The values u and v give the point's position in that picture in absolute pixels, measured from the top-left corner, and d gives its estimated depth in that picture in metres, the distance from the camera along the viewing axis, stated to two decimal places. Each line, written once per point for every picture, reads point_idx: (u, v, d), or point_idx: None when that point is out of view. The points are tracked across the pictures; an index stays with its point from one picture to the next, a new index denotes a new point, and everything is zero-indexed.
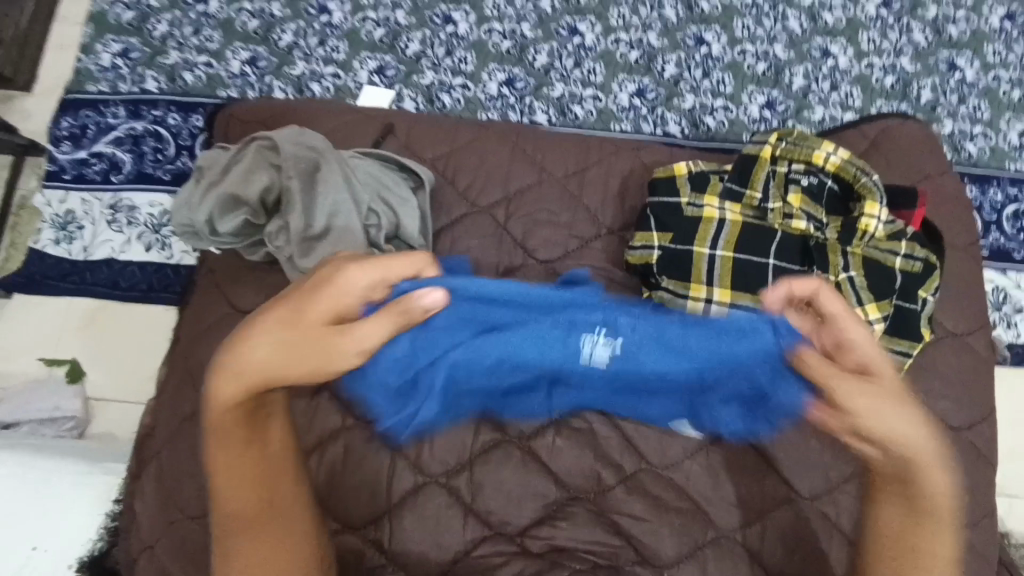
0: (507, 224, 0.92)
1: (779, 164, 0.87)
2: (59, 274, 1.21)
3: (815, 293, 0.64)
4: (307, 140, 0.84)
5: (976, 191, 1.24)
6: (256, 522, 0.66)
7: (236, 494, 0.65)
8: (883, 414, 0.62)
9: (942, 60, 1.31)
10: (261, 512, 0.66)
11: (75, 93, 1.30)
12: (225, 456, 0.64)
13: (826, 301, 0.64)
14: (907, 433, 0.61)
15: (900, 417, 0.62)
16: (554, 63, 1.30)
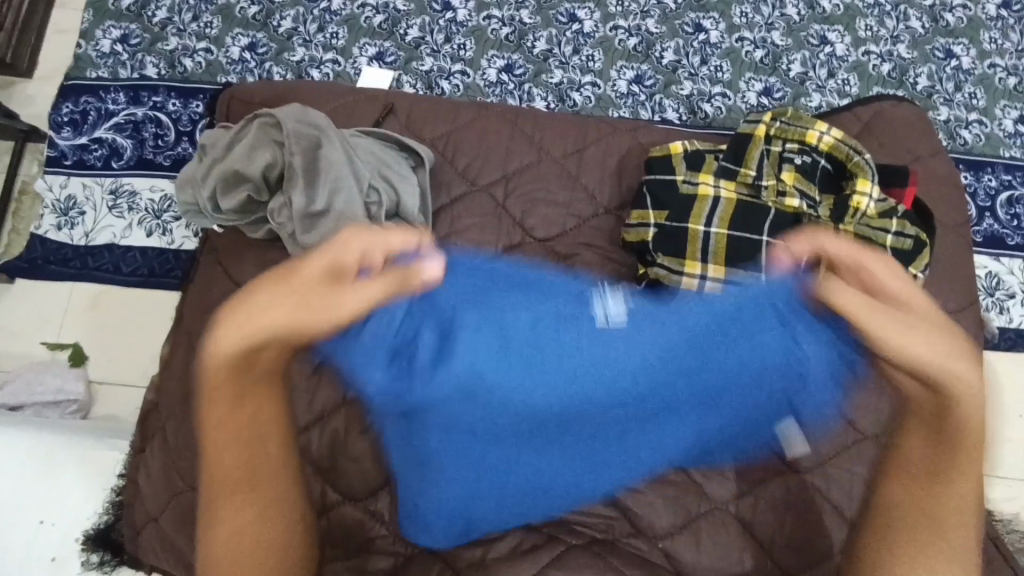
0: (505, 203, 0.93)
1: (773, 144, 0.89)
2: (63, 258, 1.22)
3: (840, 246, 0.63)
4: (309, 117, 0.86)
5: (971, 178, 1.25)
6: (244, 493, 0.61)
7: (225, 459, 0.60)
8: (910, 336, 0.58)
9: (938, 47, 1.32)
10: (251, 474, 0.61)
11: (75, 79, 1.31)
12: (224, 430, 0.58)
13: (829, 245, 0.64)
14: (936, 357, 0.58)
15: (935, 336, 0.58)
16: (553, 50, 1.31)
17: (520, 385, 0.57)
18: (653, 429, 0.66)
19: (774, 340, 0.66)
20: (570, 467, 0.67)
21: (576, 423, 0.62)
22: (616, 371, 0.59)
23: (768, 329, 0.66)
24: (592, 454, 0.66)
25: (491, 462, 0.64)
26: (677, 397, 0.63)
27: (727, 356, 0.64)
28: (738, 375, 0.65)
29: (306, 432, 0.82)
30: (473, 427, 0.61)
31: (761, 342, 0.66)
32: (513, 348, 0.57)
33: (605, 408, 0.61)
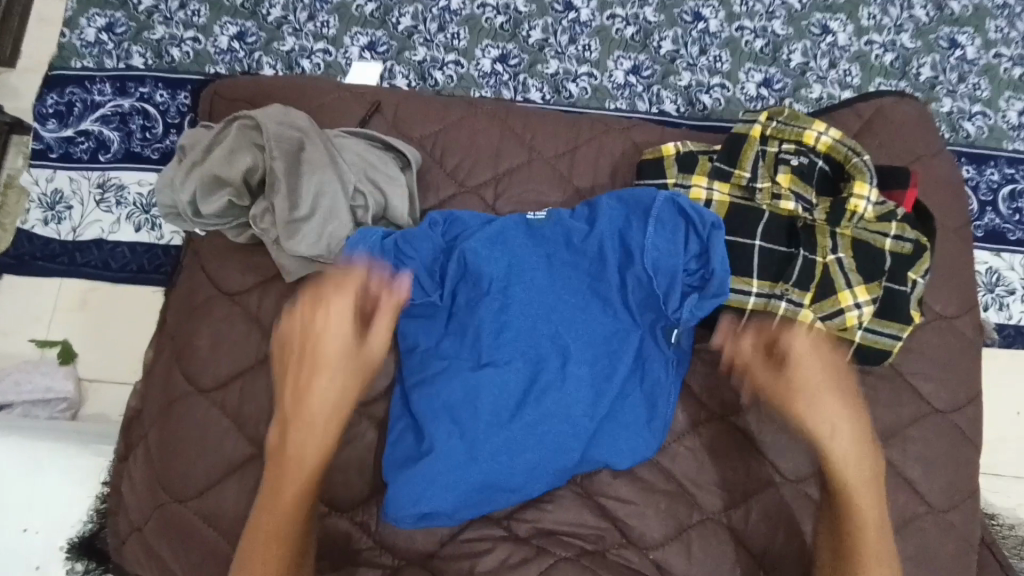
0: (496, 205, 0.91)
1: (770, 144, 0.86)
2: (50, 254, 1.20)
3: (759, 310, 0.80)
4: (291, 119, 0.83)
5: (972, 171, 1.23)
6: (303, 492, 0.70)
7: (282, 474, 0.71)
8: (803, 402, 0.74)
9: (942, 36, 1.29)
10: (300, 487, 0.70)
11: (60, 69, 1.27)
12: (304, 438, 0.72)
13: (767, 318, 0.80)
14: (830, 419, 0.74)
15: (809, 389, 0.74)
16: (549, 39, 1.28)
17: (487, 262, 0.78)
18: (595, 327, 0.78)
19: (659, 241, 0.78)
20: (529, 379, 0.75)
21: (530, 309, 0.77)
22: (550, 255, 0.80)
23: (644, 230, 0.79)
24: (552, 366, 0.75)
25: (467, 368, 0.75)
26: (602, 290, 0.79)
27: (629, 254, 0.79)
28: (641, 277, 0.79)
29: None
30: (458, 315, 0.79)
31: (650, 244, 0.78)
32: (494, 248, 0.79)
33: (549, 288, 0.78)
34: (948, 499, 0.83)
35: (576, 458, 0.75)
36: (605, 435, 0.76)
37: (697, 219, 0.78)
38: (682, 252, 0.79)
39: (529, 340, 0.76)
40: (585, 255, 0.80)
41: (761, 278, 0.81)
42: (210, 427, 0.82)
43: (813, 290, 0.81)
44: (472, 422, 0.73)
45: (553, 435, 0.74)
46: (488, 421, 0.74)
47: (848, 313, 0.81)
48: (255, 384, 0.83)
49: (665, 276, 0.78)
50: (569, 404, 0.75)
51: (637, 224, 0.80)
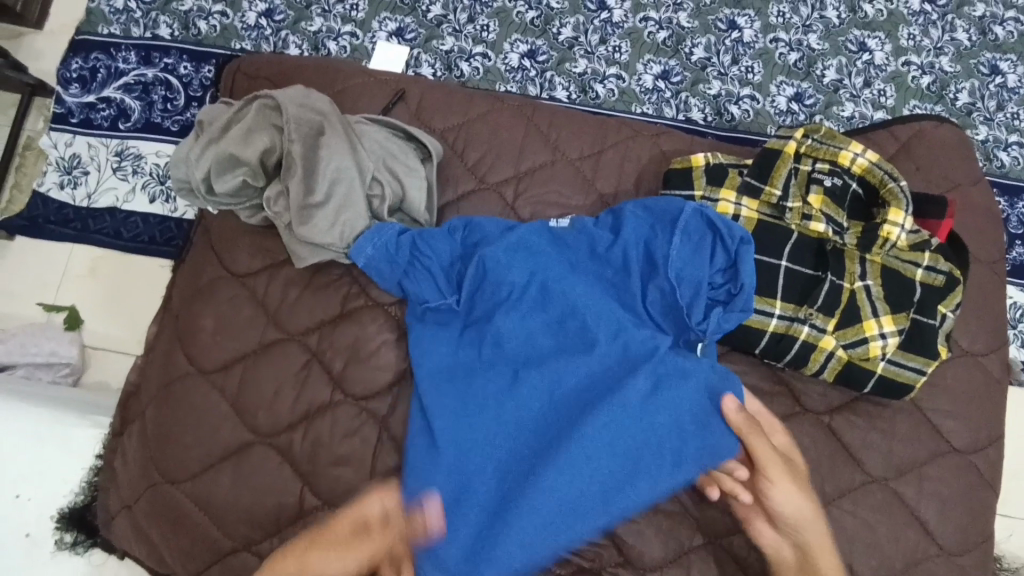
0: (514, 205, 0.88)
1: (803, 162, 0.84)
2: (63, 219, 1.19)
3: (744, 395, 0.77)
4: (311, 102, 0.82)
5: (1004, 203, 1.19)
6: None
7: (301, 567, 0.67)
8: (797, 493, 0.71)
9: (983, 62, 1.24)
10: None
11: (87, 34, 1.26)
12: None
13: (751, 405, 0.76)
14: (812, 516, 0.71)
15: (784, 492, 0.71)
16: (579, 38, 1.25)
17: (509, 272, 0.77)
18: (637, 344, 0.75)
19: (684, 253, 0.76)
20: (568, 401, 0.74)
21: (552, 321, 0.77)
22: (574, 264, 0.79)
23: (671, 241, 0.76)
24: (592, 387, 0.74)
25: (500, 387, 0.75)
26: (632, 306, 0.77)
27: (653, 265, 0.77)
28: (665, 289, 0.76)
29: (288, 432, 0.79)
30: (475, 326, 0.78)
31: (677, 255, 0.76)
32: (517, 257, 0.78)
33: (575, 299, 0.76)
34: (961, 543, 0.80)
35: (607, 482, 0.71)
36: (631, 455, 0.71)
37: (727, 230, 0.75)
38: (708, 265, 0.76)
39: (565, 358, 0.75)
40: (610, 265, 0.79)
41: (785, 299, 0.79)
42: (208, 409, 0.81)
43: (838, 317, 0.78)
44: (513, 448, 0.73)
45: (609, 463, 0.71)
46: (534, 445, 0.73)
47: (872, 343, 0.78)
48: (256, 370, 0.81)
49: (689, 288, 0.76)
50: (618, 429, 0.72)
51: (665, 234, 0.77)
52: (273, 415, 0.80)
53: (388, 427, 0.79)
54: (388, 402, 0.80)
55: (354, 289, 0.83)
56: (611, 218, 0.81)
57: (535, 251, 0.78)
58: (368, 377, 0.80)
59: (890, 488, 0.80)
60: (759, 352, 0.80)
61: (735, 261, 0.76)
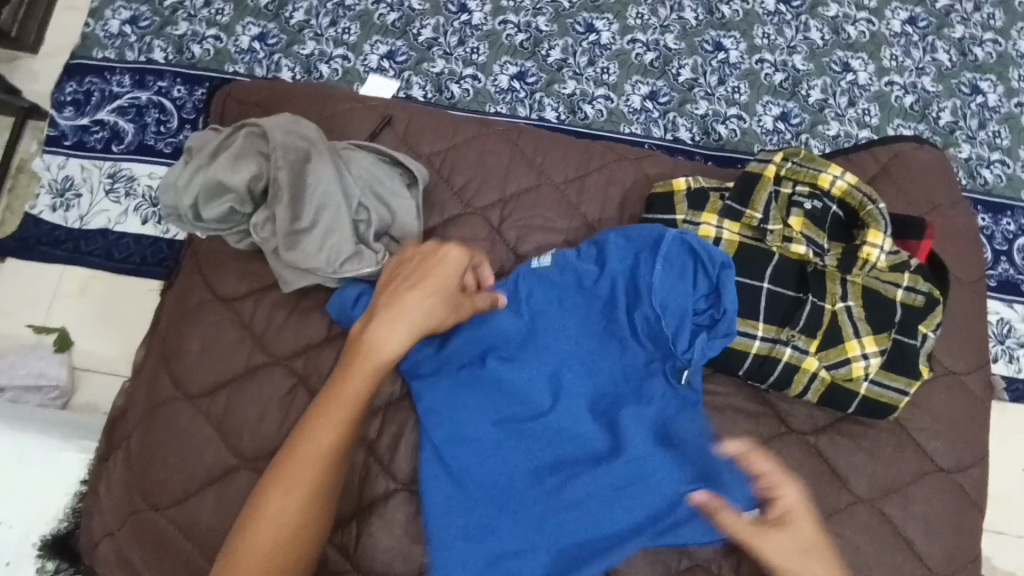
0: (500, 228, 0.89)
1: (784, 185, 0.85)
2: (55, 241, 1.19)
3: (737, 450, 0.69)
4: (299, 129, 0.83)
5: (988, 220, 1.20)
6: (327, 472, 0.67)
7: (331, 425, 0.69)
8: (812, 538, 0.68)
9: (964, 82, 1.27)
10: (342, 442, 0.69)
11: (82, 58, 1.28)
12: (354, 389, 0.69)
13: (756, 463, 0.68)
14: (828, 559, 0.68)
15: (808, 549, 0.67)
16: (568, 60, 1.27)
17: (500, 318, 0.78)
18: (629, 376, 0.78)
19: (666, 280, 0.77)
20: (572, 443, 0.75)
21: (547, 358, 0.77)
22: (562, 300, 0.80)
23: (652, 271, 0.78)
24: (591, 431, 0.75)
25: (503, 434, 0.75)
26: (618, 336, 0.79)
27: (637, 293, 0.78)
28: (649, 317, 0.77)
29: (271, 456, 0.79)
30: (471, 366, 0.77)
31: (661, 283, 0.77)
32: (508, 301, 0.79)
33: (567, 336, 0.78)
34: (948, 563, 0.80)
35: (618, 517, 0.72)
36: (634, 493, 0.73)
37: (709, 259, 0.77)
38: (690, 292, 0.77)
39: (563, 398, 0.76)
40: (597, 298, 0.80)
41: (768, 321, 0.80)
42: (195, 434, 0.81)
43: (820, 338, 0.79)
44: (525, 494, 0.73)
45: (625, 504, 0.73)
46: (550, 491, 0.73)
47: (855, 363, 0.79)
48: (242, 394, 0.81)
49: (673, 316, 0.77)
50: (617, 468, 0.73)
51: (648, 264, 0.78)
52: (259, 439, 0.80)
53: (375, 451, 0.79)
54: (376, 427, 0.80)
55: None
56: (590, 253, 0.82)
57: (523, 292, 0.80)
58: None
59: (876, 509, 0.80)
60: (744, 373, 0.81)
61: (717, 288, 0.77)
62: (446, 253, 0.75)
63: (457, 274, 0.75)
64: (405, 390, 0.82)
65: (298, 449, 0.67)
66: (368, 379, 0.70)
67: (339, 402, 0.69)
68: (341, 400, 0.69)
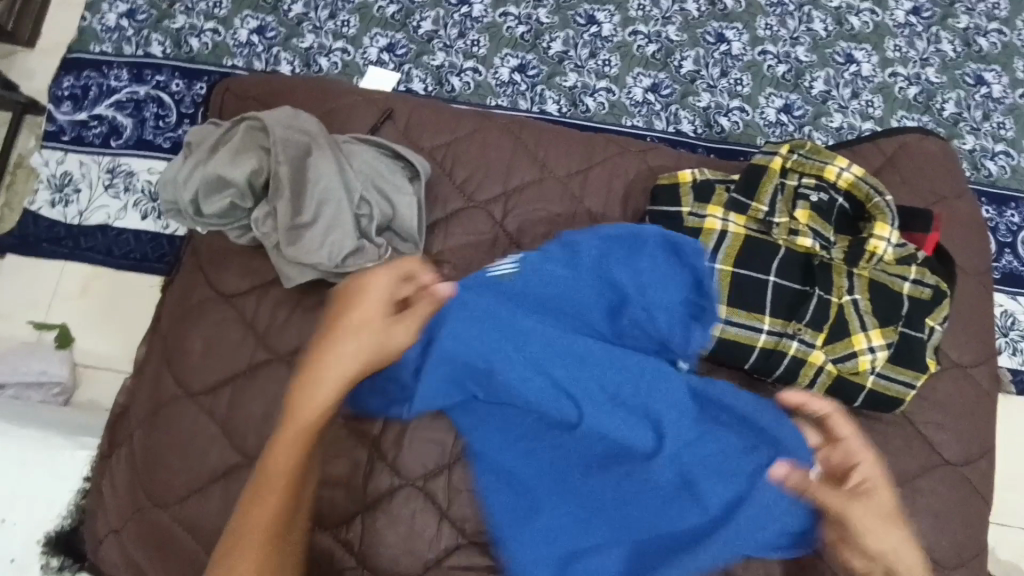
0: (503, 222, 0.89)
1: (789, 177, 0.84)
2: (55, 237, 1.18)
3: (824, 408, 0.73)
4: (299, 123, 0.82)
5: (992, 212, 1.20)
6: (277, 544, 0.61)
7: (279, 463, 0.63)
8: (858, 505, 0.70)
9: (968, 73, 1.26)
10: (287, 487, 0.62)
11: (79, 53, 1.26)
12: (285, 456, 0.62)
13: (837, 425, 0.73)
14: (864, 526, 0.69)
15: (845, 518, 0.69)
16: (569, 52, 1.26)
17: (480, 334, 0.72)
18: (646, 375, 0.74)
19: (652, 275, 0.76)
20: (621, 440, 0.72)
21: (552, 363, 0.73)
22: (543, 303, 0.76)
23: (642, 260, 0.76)
24: (637, 424, 0.72)
25: (546, 444, 0.72)
26: (616, 342, 0.75)
27: (624, 291, 0.76)
28: (640, 314, 0.76)
29: None
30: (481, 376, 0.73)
31: (647, 278, 0.76)
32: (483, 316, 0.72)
33: (563, 338, 0.74)
34: (955, 556, 0.80)
35: (694, 506, 0.70)
36: (703, 479, 0.71)
37: (690, 249, 0.76)
38: (676, 285, 0.76)
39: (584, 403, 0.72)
40: (588, 297, 0.76)
41: (774, 314, 0.79)
42: (198, 432, 0.80)
43: (827, 331, 0.79)
44: (581, 495, 0.71)
45: (698, 493, 0.70)
46: (621, 492, 0.71)
47: (861, 357, 0.78)
48: (245, 392, 0.81)
49: (663, 310, 0.76)
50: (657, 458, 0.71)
51: (631, 260, 0.76)
52: (262, 435, 0.79)
53: (379, 448, 0.78)
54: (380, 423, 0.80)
55: None
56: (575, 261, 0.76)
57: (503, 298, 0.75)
58: None
59: None
60: (749, 367, 0.80)
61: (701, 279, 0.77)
62: (370, 279, 0.69)
63: (385, 301, 0.69)
64: None
65: (239, 529, 0.60)
66: (298, 441, 0.63)
67: (274, 472, 0.62)
68: (276, 469, 0.62)
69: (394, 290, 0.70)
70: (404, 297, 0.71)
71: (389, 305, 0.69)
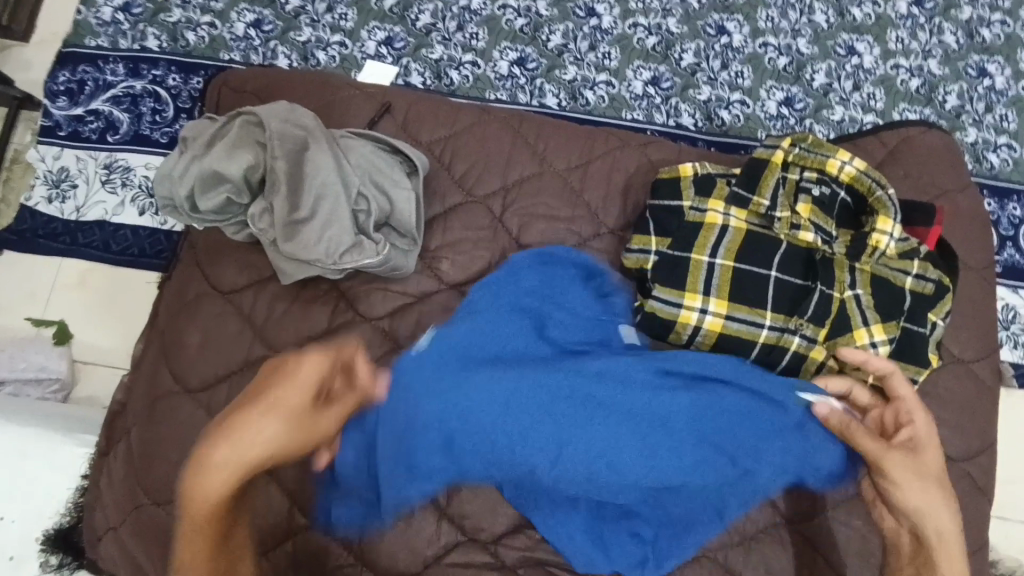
0: (502, 218, 0.88)
1: (790, 171, 0.83)
2: (52, 233, 1.18)
3: (885, 367, 0.74)
4: (295, 117, 0.81)
5: (994, 205, 1.19)
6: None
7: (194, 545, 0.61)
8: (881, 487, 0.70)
9: (971, 65, 1.25)
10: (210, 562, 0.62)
11: (74, 47, 1.25)
12: (195, 544, 0.61)
13: (896, 383, 0.75)
14: None
15: None
16: (569, 45, 1.24)
17: (428, 401, 0.71)
18: (594, 389, 0.72)
19: (552, 283, 0.81)
20: (604, 448, 0.71)
21: (508, 406, 0.71)
22: (474, 348, 0.74)
23: (568, 279, 0.82)
24: (608, 429, 0.71)
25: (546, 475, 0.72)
26: (554, 362, 0.73)
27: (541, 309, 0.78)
28: (564, 318, 0.78)
29: None
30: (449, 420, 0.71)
31: (573, 299, 0.80)
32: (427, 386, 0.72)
33: (509, 380, 0.71)
34: None
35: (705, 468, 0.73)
36: (698, 451, 0.73)
37: (607, 282, 0.83)
38: (573, 285, 0.81)
39: (548, 429, 0.71)
40: (517, 333, 0.75)
41: (775, 310, 0.79)
42: (195, 429, 0.80)
43: (828, 327, 0.78)
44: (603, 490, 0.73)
45: (699, 464, 0.73)
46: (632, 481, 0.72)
47: (863, 352, 0.78)
48: (243, 387, 0.80)
49: (578, 308, 0.80)
50: (635, 444, 0.72)
51: (533, 273, 0.81)
52: None
53: None
54: None
55: (342, 304, 0.83)
56: (518, 278, 0.81)
57: (434, 356, 0.73)
58: None
59: None
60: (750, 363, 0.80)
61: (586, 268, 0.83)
62: (298, 364, 0.63)
63: (306, 394, 0.62)
64: None
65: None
66: (202, 530, 0.61)
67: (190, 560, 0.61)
68: (187, 561, 0.61)
69: (324, 378, 0.64)
70: (332, 389, 0.66)
71: (314, 395, 0.63)
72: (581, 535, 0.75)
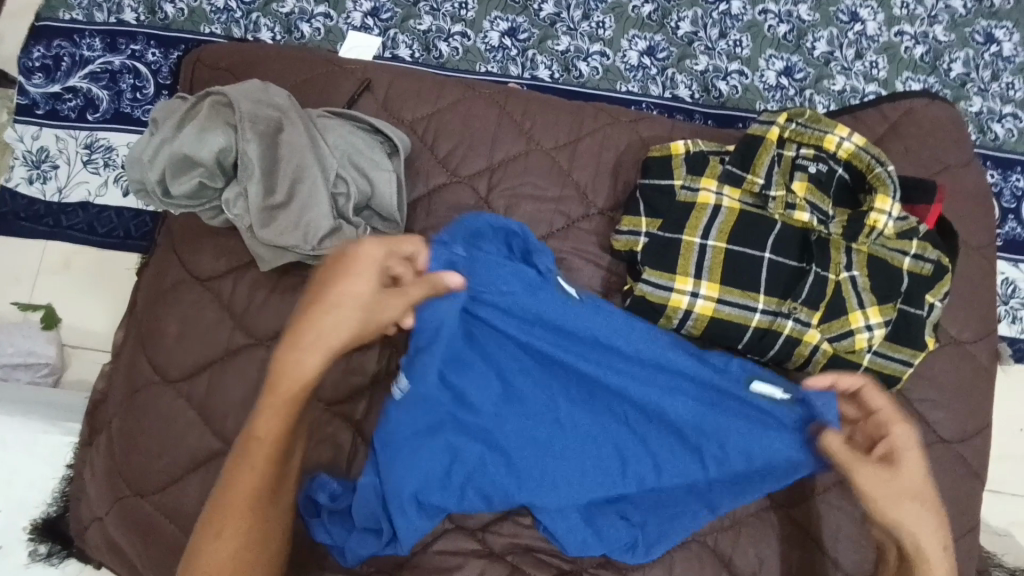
0: (488, 198, 0.85)
1: (786, 148, 0.80)
2: (34, 215, 1.14)
3: (858, 381, 0.69)
4: (268, 97, 0.78)
5: (997, 176, 1.15)
6: (260, 510, 0.62)
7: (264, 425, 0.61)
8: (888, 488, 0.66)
9: (979, 31, 1.20)
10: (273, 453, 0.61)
11: (47, 20, 1.20)
12: (268, 425, 0.61)
13: (871, 399, 0.69)
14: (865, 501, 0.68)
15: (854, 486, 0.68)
16: (561, 14, 1.19)
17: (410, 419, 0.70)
18: (550, 397, 0.73)
19: (500, 272, 0.72)
20: (566, 438, 0.72)
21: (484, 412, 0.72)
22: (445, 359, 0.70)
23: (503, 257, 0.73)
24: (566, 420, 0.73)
25: (536, 470, 0.72)
26: (511, 358, 0.73)
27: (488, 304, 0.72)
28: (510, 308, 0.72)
29: None
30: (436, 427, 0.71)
31: (514, 284, 0.72)
32: (413, 408, 0.70)
33: (480, 386, 0.72)
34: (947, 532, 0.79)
35: (670, 450, 0.73)
36: (657, 434, 0.73)
37: (544, 259, 0.74)
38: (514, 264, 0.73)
39: (516, 429, 0.72)
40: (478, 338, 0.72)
41: (769, 293, 0.77)
42: (176, 419, 0.79)
43: (823, 310, 0.76)
44: (578, 477, 0.72)
45: (659, 445, 0.73)
46: (598, 464, 0.72)
47: (858, 335, 0.76)
48: (224, 377, 0.79)
49: (523, 293, 0.72)
50: (594, 441, 0.73)
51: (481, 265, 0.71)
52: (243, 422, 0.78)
53: (362, 431, 0.79)
54: (364, 408, 0.80)
55: None
56: (489, 274, 0.71)
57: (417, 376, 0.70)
58: (343, 384, 0.80)
59: None
60: (742, 348, 0.79)
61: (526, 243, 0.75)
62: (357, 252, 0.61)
63: (377, 273, 0.61)
64: (392, 369, 0.81)
65: (220, 495, 0.61)
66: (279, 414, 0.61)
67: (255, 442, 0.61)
68: (259, 435, 0.61)
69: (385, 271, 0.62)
70: (398, 274, 0.65)
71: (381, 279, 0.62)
72: (582, 530, 0.73)
